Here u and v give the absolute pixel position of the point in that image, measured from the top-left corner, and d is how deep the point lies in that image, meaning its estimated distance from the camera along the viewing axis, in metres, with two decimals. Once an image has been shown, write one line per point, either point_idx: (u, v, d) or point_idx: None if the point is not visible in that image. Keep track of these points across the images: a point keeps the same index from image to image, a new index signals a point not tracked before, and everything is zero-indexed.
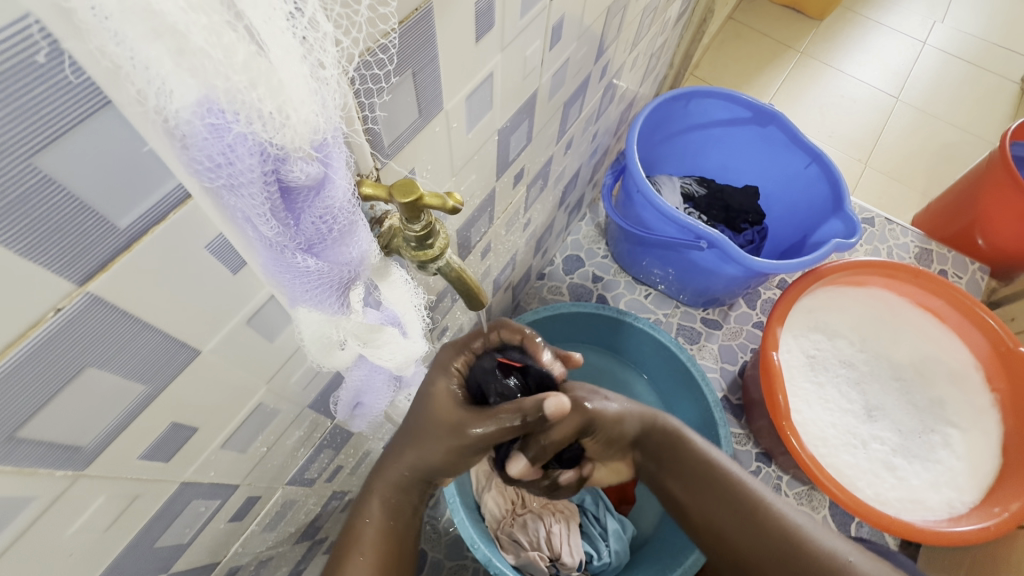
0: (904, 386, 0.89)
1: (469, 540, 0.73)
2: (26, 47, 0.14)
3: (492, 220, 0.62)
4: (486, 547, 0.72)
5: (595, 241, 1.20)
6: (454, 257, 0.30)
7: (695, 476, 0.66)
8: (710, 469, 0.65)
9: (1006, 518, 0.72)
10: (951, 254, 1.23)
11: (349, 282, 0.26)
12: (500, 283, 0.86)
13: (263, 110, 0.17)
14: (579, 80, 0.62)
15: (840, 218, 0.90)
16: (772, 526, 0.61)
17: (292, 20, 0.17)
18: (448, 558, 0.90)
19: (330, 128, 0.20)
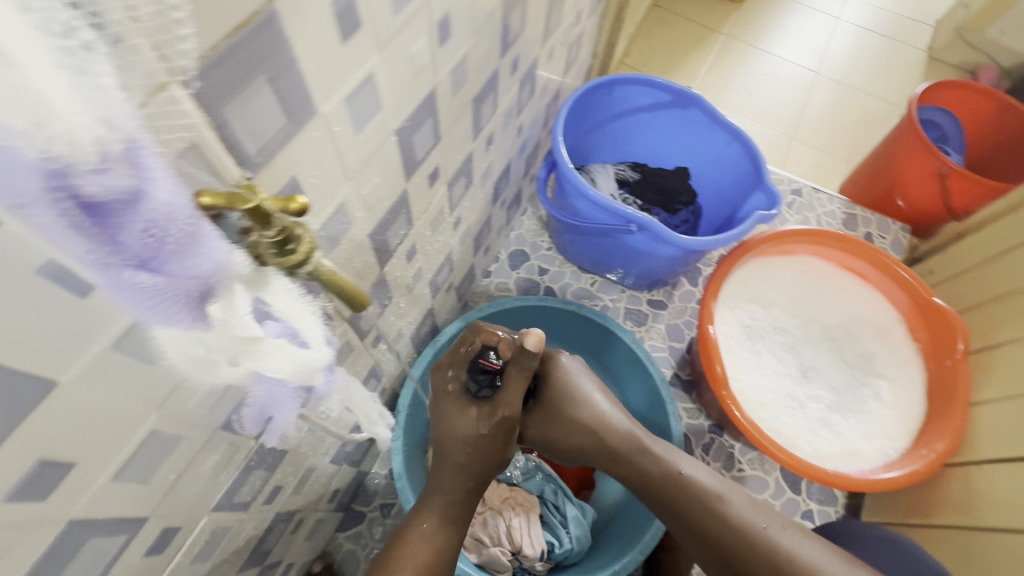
0: (835, 346, 0.92)
1: None
2: None
3: (412, 222, 0.62)
4: None
5: (538, 234, 1.21)
6: (324, 259, 0.30)
7: (687, 504, 0.67)
8: (700, 494, 0.67)
9: (933, 459, 0.77)
10: (874, 217, 1.29)
11: (204, 293, 0.26)
12: (438, 284, 0.85)
13: (21, 126, 0.16)
14: (486, 75, 0.62)
15: (763, 191, 0.93)
16: (763, 548, 0.62)
17: (39, 25, 0.16)
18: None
19: (127, 137, 0.19)
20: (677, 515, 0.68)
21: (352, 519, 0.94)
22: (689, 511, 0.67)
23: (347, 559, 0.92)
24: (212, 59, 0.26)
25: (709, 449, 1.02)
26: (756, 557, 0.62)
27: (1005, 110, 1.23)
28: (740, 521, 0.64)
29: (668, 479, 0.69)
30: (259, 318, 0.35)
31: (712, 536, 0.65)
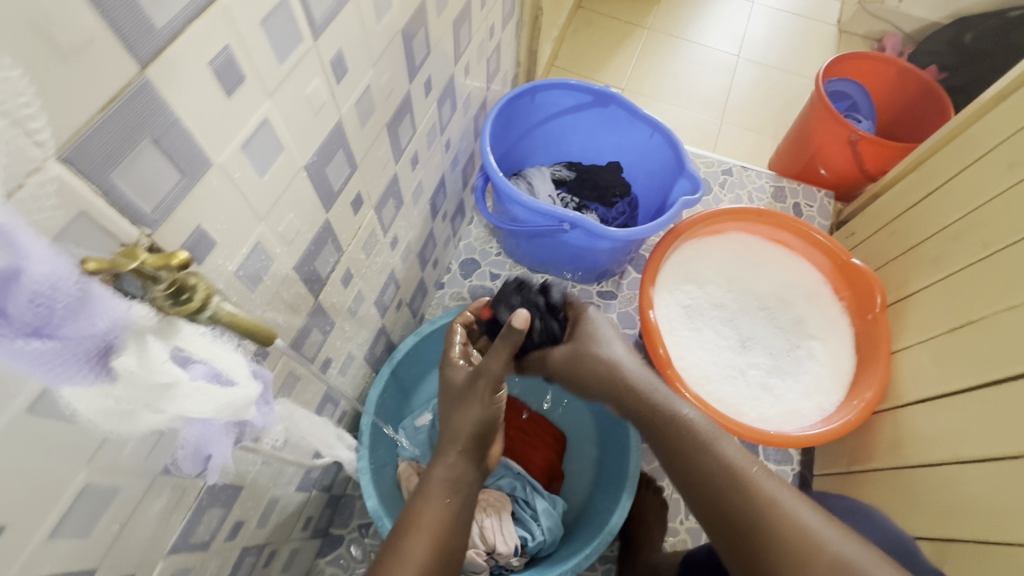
0: (769, 313, 0.98)
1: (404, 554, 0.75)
2: None
3: (342, 248, 0.64)
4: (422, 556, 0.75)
5: (486, 241, 1.25)
6: (224, 302, 0.32)
7: (677, 451, 0.64)
8: (690, 437, 0.64)
9: (863, 407, 0.83)
10: (800, 188, 1.36)
11: (106, 349, 0.28)
12: (385, 303, 0.87)
13: None
14: (397, 100, 0.65)
15: (685, 177, 0.99)
16: (746, 490, 0.59)
17: None
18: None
19: None
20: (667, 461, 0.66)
21: (331, 544, 0.95)
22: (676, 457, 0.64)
23: None
24: (86, 133, 0.28)
25: None
26: (728, 509, 0.59)
27: (905, 74, 1.32)
28: (724, 468, 0.61)
29: (666, 427, 0.67)
30: (185, 362, 0.37)
31: (691, 483, 0.62)
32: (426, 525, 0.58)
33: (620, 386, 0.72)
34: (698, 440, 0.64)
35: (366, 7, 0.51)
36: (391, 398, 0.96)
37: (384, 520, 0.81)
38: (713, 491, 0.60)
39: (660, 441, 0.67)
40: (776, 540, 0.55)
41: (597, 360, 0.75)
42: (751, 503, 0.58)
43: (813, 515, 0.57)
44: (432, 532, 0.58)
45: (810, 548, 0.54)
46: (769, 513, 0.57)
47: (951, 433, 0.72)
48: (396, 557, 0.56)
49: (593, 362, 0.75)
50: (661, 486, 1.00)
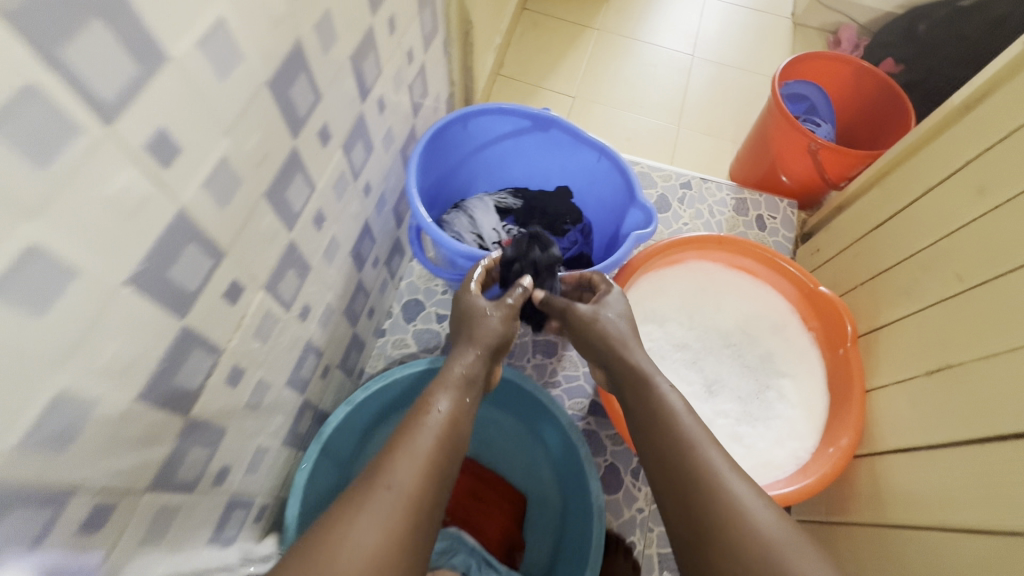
0: (735, 350, 0.90)
1: None
2: None
3: (219, 349, 0.52)
4: None
5: (431, 278, 1.14)
6: None
7: (650, 425, 0.67)
8: (657, 413, 0.67)
9: (839, 457, 0.76)
10: (762, 199, 1.29)
11: None
12: (304, 377, 0.76)
13: None
14: (276, 162, 0.53)
15: (637, 207, 0.90)
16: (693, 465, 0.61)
17: None
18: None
19: None
20: (639, 431, 0.69)
21: None
22: (649, 433, 0.67)
23: None
24: None
25: (639, 474, 1.00)
26: (677, 478, 0.62)
27: (862, 72, 1.25)
28: (680, 440, 0.64)
29: (642, 403, 0.70)
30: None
31: (656, 453, 0.65)
32: (422, 438, 0.60)
33: (613, 361, 0.75)
34: (663, 416, 0.67)
35: (199, 69, 0.39)
36: (324, 476, 0.85)
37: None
38: (674, 463, 0.63)
39: (639, 414, 0.70)
40: (704, 505, 0.58)
41: (599, 330, 0.77)
42: (693, 472, 0.61)
43: (748, 486, 0.59)
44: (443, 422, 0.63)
45: (729, 516, 0.56)
46: (706, 481, 0.59)
47: (929, 492, 0.66)
48: (407, 441, 0.59)
49: (598, 334, 0.77)
50: (632, 544, 0.94)
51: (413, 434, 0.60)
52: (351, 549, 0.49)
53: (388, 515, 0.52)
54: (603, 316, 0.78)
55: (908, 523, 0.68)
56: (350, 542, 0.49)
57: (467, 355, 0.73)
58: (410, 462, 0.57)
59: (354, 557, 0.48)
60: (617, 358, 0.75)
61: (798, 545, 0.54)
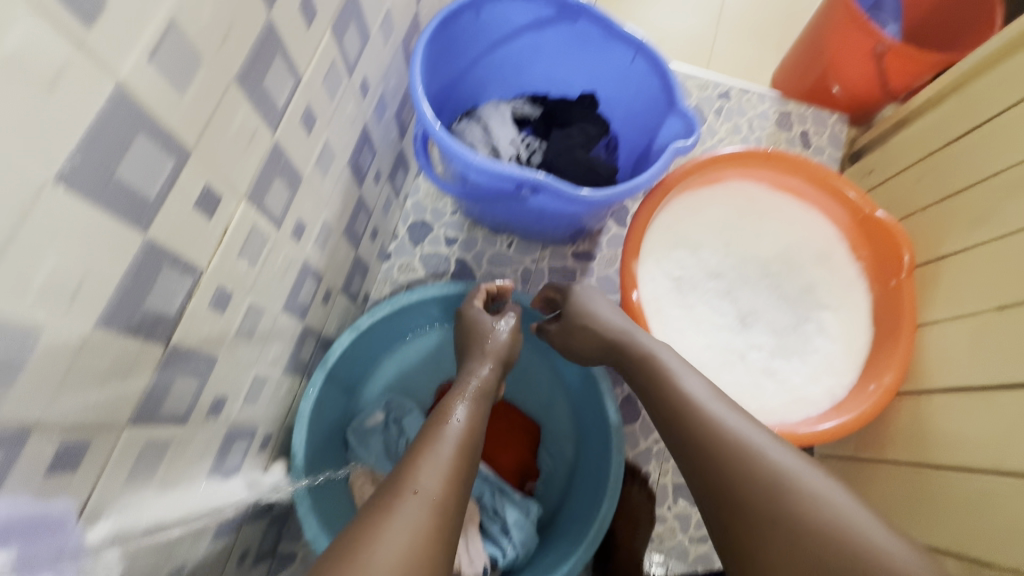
0: (774, 280, 0.82)
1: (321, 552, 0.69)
2: None
3: (197, 269, 0.45)
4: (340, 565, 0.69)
5: (438, 197, 1.04)
6: None
7: (659, 391, 0.63)
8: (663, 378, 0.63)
9: (882, 395, 0.71)
10: (809, 112, 1.15)
11: None
12: (303, 302, 0.70)
13: None
14: (247, 38, 0.43)
15: (676, 115, 0.79)
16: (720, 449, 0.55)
17: None
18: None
19: None
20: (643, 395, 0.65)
21: (282, 563, 0.85)
22: (657, 395, 0.63)
23: None
24: None
25: None
26: (690, 439, 0.57)
27: None
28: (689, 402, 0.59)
29: (645, 368, 0.66)
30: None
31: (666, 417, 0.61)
32: (437, 450, 0.54)
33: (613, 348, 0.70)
34: (670, 380, 0.62)
35: None
36: (330, 404, 0.82)
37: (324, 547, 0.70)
38: (686, 423, 0.58)
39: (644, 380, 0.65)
40: (726, 460, 0.54)
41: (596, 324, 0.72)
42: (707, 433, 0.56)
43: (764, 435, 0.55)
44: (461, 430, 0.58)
45: (759, 467, 0.52)
46: (724, 436, 0.55)
47: (980, 434, 0.61)
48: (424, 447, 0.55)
49: (598, 324, 0.72)
50: (647, 474, 0.93)
51: (433, 443, 0.55)
52: (387, 543, 0.44)
53: (418, 518, 0.47)
54: (598, 310, 0.72)
55: (963, 465, 0.63)
56: (381, 544, 0.44)
57: (479, 371, 0.70)
58: (433, 465, 0.52)
59: (391, 550, 0.44)
60: (617, 341, 0.70)
61: (838, 493, 0.50)
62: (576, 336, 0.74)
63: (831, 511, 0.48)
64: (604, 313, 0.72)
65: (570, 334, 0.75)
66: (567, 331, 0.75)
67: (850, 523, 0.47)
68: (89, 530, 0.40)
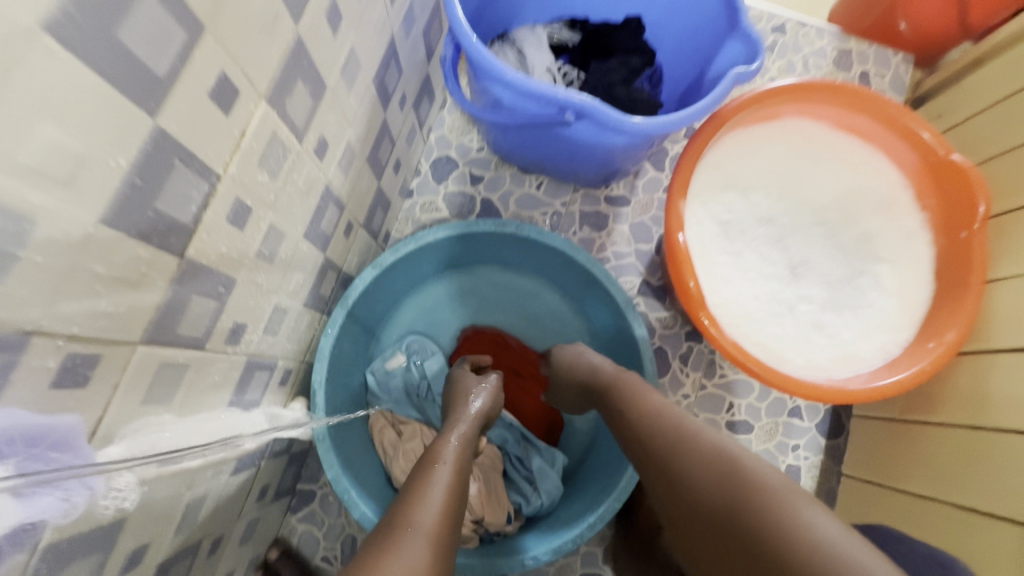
0: (829, 229, 0.76)
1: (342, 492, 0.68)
2: None
3: (212, 172, 0.40)
4: (365, 505, 0.68)
5: (464, 131, 0.97)
6: None
7: (626, 419, 0.59)
8: (632, 407, 0.60)
9: (943, 352, 0.65)
10: (871, 50, 1.04)
11: None
12: (324, 232, 0.65)
13: None
14: None
15: (738, 37, 0.70)
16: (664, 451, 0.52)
17: None
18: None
19: None
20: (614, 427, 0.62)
21: (302, 500, 0.84)
22: (626, 424, 0.59)
23: (304, 541, 0.83)
24: None
25: (688, 359, 0.92)
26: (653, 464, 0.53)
27: None
28: (652, 425, 0.55)
29: (616, 397, 0.63)
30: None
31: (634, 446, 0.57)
32: (432, 495, 0.51)
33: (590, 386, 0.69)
34: (637, 406, 0.59)
35: None
36: (350, 344, 0.78)
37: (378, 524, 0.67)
38: (640, 434, 0.56)
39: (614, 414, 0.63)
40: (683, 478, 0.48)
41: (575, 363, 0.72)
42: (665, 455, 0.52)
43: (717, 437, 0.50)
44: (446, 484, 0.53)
45: (709, 477, 0.46)
46: (677, 452, 0.50)
47: None
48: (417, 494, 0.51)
49: (581, 367, 0.72)
50: None
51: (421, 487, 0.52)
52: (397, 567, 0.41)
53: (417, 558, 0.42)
54: (575, 352, 0.74)
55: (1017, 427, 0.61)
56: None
57: (465, 416, 0.66)
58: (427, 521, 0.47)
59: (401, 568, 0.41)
60: (592, 380, 0.68)
61: (795, 490, 0.42)
62: (561, 379, 0.75)
63: (788, 507, 0.41)
64: (583, 353, 0.73)
65: (556, 381, 0.77)
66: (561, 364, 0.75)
67: (807, 523, 0.39)
68: (99, 452, 0.36)
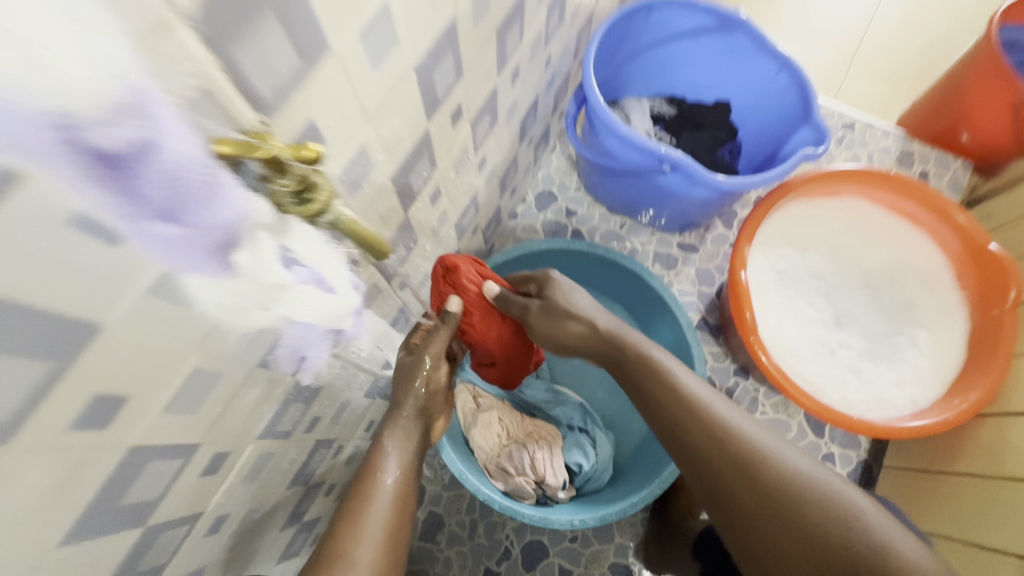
0: (874, 292, 0.89)
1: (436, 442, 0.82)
2: None
3: (435, 164, 0.60)
4: (473, 477, 0.81)
5: (567, 174, 1.18)
6: (332, 199, 0.34)
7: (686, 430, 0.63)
8: (705, 419, 0.63)
9: (966, 410, 0.75)
10: (932, 153, 1.19)
11: (205, 189, 0.27)
12: (463, 227, 0.85)
13: (30, 85, 0.18)
14: (511, 3, 0.58)
15: (810, 126, 0.87)
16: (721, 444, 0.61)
17: None
18: (447, 514, 0.99)
19: (139, 93, 0.23)
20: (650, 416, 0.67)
21: None
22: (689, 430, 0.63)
23: None
24: None
25: (733, 393, 1.03)
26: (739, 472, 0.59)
27: None
28: (734, 433, 0.61)
29: (668, 401, 0.65)
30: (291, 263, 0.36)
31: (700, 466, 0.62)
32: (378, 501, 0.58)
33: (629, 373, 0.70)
34: (709, 418, 0.62)
35: None
36: None
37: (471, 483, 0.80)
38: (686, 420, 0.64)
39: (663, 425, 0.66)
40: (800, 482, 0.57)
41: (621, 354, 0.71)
42: (758, 457, 0.59)
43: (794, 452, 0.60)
44: (392, 495, 0.59)
45: (793, 471, 0.58)
46: (770, 458, 0.58)
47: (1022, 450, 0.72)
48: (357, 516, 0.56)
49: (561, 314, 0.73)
50: None
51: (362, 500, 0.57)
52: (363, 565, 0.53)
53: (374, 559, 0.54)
54: (561, 321, 0.72)
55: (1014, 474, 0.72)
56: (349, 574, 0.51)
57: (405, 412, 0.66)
58: (369, 538, 0.55)
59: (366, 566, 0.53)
60: (642, 376, 0.69)
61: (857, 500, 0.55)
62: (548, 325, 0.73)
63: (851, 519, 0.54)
64: (565, 326, 0.73)
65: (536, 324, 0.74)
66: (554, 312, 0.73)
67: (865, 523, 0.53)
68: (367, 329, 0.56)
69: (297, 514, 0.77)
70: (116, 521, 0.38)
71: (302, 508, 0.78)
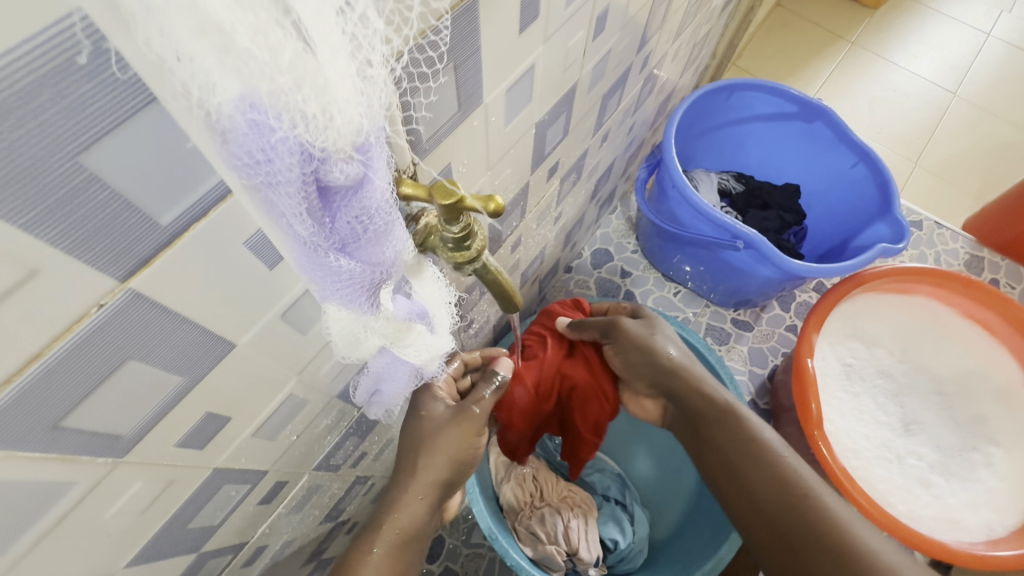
0: (944, 401, 0.84)
1: (470, 492, 0.76)
2: (64, 46, 0.13)
3: (524, 214, 0.61)
4: (504, 538, 0.73)
5: (625, 235, 1.18)
6: (490, 259, 0.30)
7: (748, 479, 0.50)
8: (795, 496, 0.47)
9: None
10: (1004, 263, 1.15)
11: (380, 232, 0.23)
12: (527, 276, 0.84)
13: (307, 111, 0.17)
14: (620, 72, 0.60)
15: (886, 221, 0.85)
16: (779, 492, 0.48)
17: (342, 17, 0.17)
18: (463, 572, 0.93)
19: (373, 128, 0.20)
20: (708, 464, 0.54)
21: None
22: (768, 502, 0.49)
23: None
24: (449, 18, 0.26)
25: None
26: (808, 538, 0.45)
27: None
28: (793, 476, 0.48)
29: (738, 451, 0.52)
30: (394, 293, 0.34)
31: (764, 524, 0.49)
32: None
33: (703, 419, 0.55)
34: (800, 495, 0.47)
35: None
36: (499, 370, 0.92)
37: (502, 542, 0.73)
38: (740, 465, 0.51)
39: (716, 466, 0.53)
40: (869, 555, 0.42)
41: (702, 394, 0.55)
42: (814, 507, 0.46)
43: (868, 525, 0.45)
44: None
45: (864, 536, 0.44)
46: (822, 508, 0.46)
47: None
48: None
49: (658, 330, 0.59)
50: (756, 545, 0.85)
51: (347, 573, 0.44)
52: None
53: None
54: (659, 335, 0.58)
55: None
56: None
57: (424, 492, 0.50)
58: None
59: None
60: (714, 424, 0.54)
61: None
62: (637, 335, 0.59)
63: None
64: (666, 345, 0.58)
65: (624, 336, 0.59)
66: (650, 330, 0.59)
67: None
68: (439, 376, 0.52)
69: (319, 551, 0.73)
70: (178, 545, 0.36)
71: (324, 546, 0.73)
